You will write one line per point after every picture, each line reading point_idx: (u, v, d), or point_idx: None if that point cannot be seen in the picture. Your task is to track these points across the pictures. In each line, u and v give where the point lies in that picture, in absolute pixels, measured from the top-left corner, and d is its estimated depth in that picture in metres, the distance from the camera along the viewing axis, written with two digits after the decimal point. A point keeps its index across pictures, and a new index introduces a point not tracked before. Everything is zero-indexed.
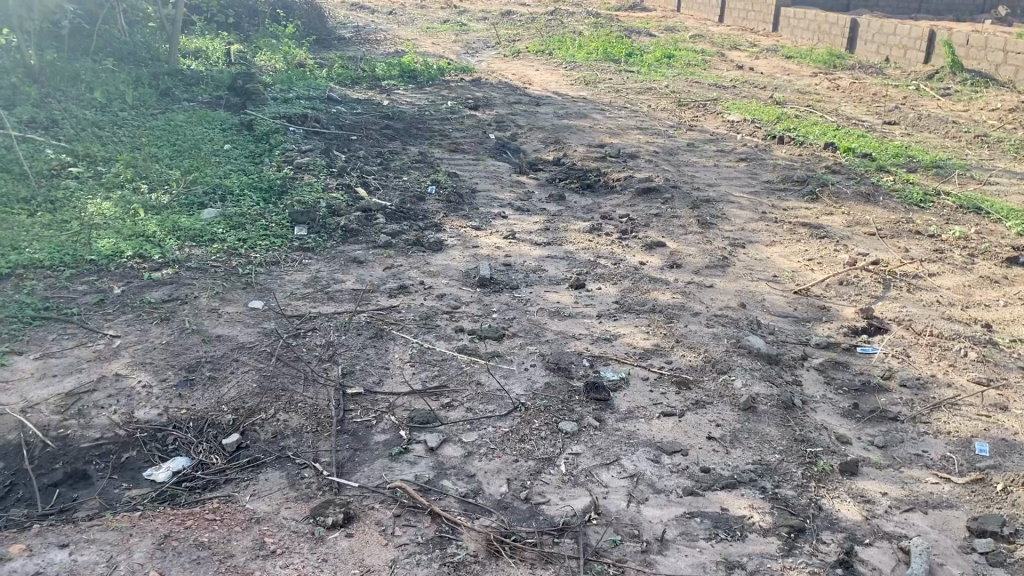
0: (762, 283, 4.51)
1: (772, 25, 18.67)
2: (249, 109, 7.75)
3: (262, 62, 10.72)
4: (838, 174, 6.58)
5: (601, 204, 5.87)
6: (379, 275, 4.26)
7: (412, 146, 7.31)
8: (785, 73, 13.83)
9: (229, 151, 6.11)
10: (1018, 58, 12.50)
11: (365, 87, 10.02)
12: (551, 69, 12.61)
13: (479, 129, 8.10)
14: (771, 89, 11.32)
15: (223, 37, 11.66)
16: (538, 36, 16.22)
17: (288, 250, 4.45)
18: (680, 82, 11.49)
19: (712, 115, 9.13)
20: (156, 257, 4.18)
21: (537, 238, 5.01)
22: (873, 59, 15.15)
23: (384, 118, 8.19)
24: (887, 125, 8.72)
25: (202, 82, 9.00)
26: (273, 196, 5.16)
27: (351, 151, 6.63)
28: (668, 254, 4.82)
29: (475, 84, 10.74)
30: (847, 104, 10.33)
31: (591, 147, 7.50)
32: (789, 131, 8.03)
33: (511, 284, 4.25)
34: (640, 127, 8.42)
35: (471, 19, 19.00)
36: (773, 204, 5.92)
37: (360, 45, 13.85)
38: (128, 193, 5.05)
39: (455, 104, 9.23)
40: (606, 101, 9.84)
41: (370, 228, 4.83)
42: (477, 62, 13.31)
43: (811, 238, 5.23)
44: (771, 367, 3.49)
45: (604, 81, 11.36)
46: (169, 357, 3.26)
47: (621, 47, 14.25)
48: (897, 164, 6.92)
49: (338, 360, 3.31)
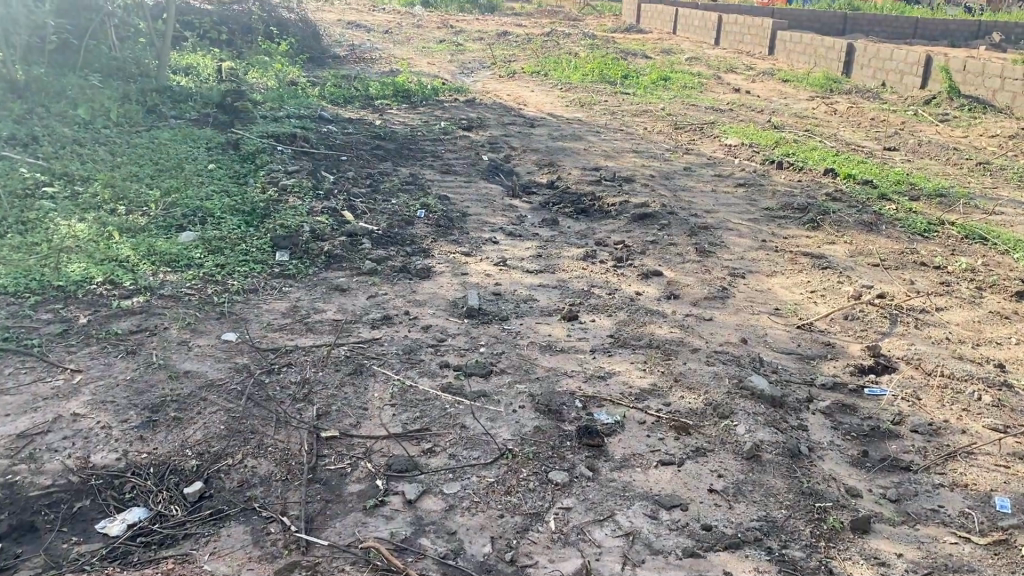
0: (764, 316, 4.32)
1: (768, 48, 18.63)
2: (236, 127, 7.56)
3: (253, 80, 10.55)
4: (839, 202, 6.41)
5: (596, 229, 5.68)
6: (362, 304, 4.05)
7: (402, 167, 7.12)
8: (781, 96, 13.74)
9: (212, 171, 5.91)
10: (1016, 84, 12.44)
11: (356, 106, 9.86)
12: (546, 90, 12.49)
13: (471, 151, 7.93)
14: (768, 112, 11.21)
15: (215, 54, 11.51)
16: (534, 57, 16.12)
17: (267, 276, 4.24)
18: (676, 104, 11.36)
19: (709, 138, 8.98)
20: (127, 284, 3.97)
21: (529, 265, 4.81)
22: (870, 84, 15.09)
23: (375, 138, 8.02)
24: (887, 151, 8.58)
25: (191, 98, 8.81)
26: (255, 219, 4.95)
27: (339, 172, 6.44)
28: (665, 284, 4.62)
29: (469, 105, 10.59)
30: (845, 128, 10.20)
31: (586, 170, 7.33)
32: (787, 157, 7.88)
33: (500, 316, 4.03)
34: (636, 151, 8.26)
35: (467, 39, 18.92)
36: (772, 232, 5.73)
37: (354, 63, 13.73)
38: (104, 215, 4.84)
39: (447, 124, 9.07)
40: (602, 123, 9.69)
41: (355, 254, 4.62)
42: (472, 82, 13.19)
43: (813, 268, 5.05)
44: (774, 411, 3.29)
45: (600, 102, 11.23)
46: (132, 396, 3.04)
47: (618, 69, 14.15)
48: (899, 192, 6.76)
49: (313, 400, 3.10)
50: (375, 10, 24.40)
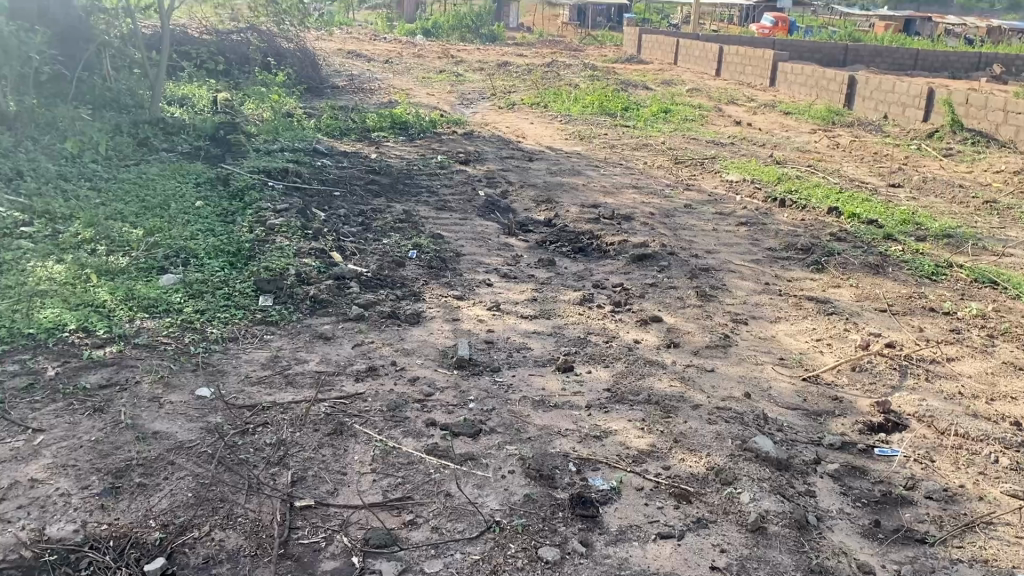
0: (768, 368, 4.14)
1: (769, 80, 18.58)
2: (228, 162, 7.42)
3: (249, 112, 10.44)
4: (843, 242, 6.24)
5: (594, 270, 5.51)
6: (347, 353, 3.87)
7: (397, 204, 6.96)
8: (783, 129, 13.65)
9: (199, 208, 5.75)
10: (1019, 118, 12.35)
11: (353, 139, 9.74)
12: (546, 122, 12.40)
13: (468, 186, 7.78)
14: (770, 146, 11.09)
15: (211, 84, 11.41)
16: (534, 89, 16.05)
17: (249, 323, 4.06)
18: (677, 138, 11.24)
19: (709, 174, 8.84)
20: (100, 332, 3.79)
21: (523, 310, 4.63)
22: (871, 117, 15.01)
23: (370, 173, 7.87)
24: (892, 188, 8.43)
25: (184, 130, 8.68)
26: (240, 261, 4.79)
27: (331, 210, 6.28)
28: (665, 331, 4.44)
29: (467, 138, 10.48)
30: (848, 164, 10.07)
31: (584, 207, 7.17)
32: (790, 194, 7.73)
33: (491, 366, 3.84)
34: (636, 186, 8.12)
35: (467, 70, 18.88)
36: (776, 275, 5.56)
37: (353, 94, 13.65)
38: (83, 256, 4.67)
39: (444, 158, 8.93)
40: (601, 158, 9.56)
41: (342, 298, 4.44)
42: (471, 114, 13.10)
43: (818, 315, 4.87)
44: (780, 475, 3.10)
45: (600, 136, 11.12)
46: (96, 459, 2.86)
47: (618, 101, 14.06)
48: (905, 232, 6.60)
49: (288, 464, 2.92)
50: (377, 40, 24.45)
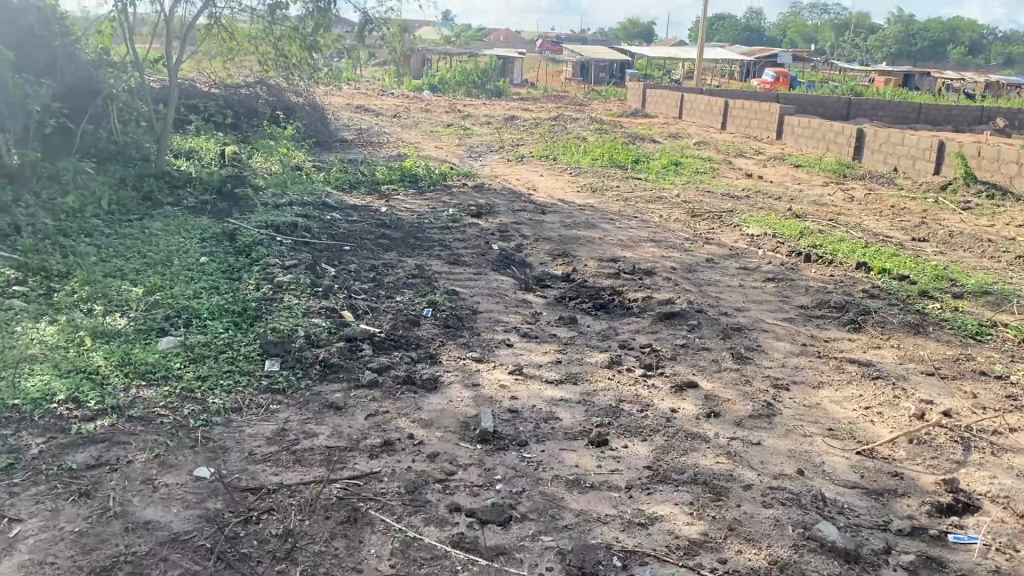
0: (818, 439, 3.80)
1: (776, 133, 18.51)
2: (234, 216, 7.16)
3: (256, 165, 10.24)
4: (878, 300, 5.95)
5: (619, 329, 5.19)
6: (360, 425, 3.53)
7: (409, 258, 6.68)
8: (796, 182, 13.46)
9: (203, 265, 5.47)
10: None
11: (362, 192, 9.52)
12: (556, 175, 12.22)
13: (482, 239, 7.51)
14: (786, 199, 10.87)
15: (217, 137, 11.27)
16: (542, 142, 15.93)
17: (253, 391, 3.74)
18: (690, 191, 11.02)
19: (729, 227, 8.59)
20: (92, 403, 3.47)
21: (549, 373, 4.28)
22: (882, 169, 14.86)
23: (380, 227, 7.62)
24: (917, 242, 8.17)
25: (189, 183, 8.46)
26: (245, 321, 4.48)
27: (341, 266, 6.00)
28: (703, 399, 4.11)
29: (478, 191, 10.25)
30: (868, 217, 9.82)
31: (603, 261, 6.89)
32: (814, 249, 7.47)
33: (518, 439, 3.50)
34: (654, 240, 7.85)
35: (474, 124, 18.83)
36: (812, 335, 5.25)
37: (361, 147, 13.51)
38: (77, 316, 4.37)
39: (456, 211, 8.69)
40: (616, 211, 9.31)
41: (354, 362, 4.09)
42: (480, 167, 12.93)
43: (863, 380, 4.55)
44: (850, 569, 2.75)
45: (612, 188, 10.90)
46: (78, 556, 2.51)
47: (628, 154, 13.89)
48: (940, 288, 6.31)
49: (297, 559, 2.57)
50: (384, 95, 24.52)
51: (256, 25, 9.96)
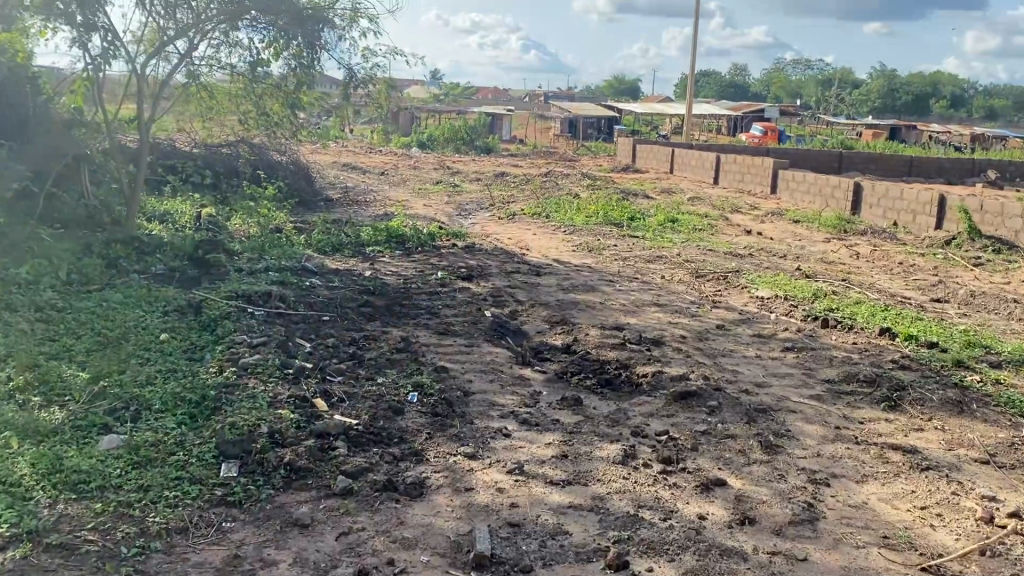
0: (873, 552, 3.22)
1: (770, 187, 18.17)
2: (204, 285, 6.61)
3: (235, 228, 9.75)
4: (910, 372, 5.42)
5: (629, 411, 4.63)
6: (331, 549, 2.95)
7: (394, 329, 6.13)
8: (796, 238, 13.04)
9: (163, 345, 4.91)
10: None
11: (346, 254, 9.00)
12: (549, 233, 11.76)
13: (473, 306, 6.98)
14: (791, 258, 10.42)
15: (195, 199, 10.82)
16: (534, 198, 15.52)
17: (204, 505, 3.15)
18: (690, 249, 10.55)
19: (736, 289, 8.09)
20: (4, 527, 2.87)
21: (553, 471, 3.71)
22: (880, 224, 14.49)
23: (364, 293, 7.08)
24: (937, 303, 7.69)
25: (160, 249, 7.95)
26: (200, 416, 3.88)
27: (318, 340, 5.45)
28: (734, 502, 3.54)
29: (469, 251, 9.76)
30: (880, 276, 9.36)
31: (606, 329, 6.35)
32: (831, 313, 6.97)
33: (520, 564, 2.92)
34: (659, 304, 7.34)
35: (463, 181, 18.47)
36: (844, 416, 4.69)
37: (348, 206, 13.06)
38: (8, 411, 3.78)
39: (445, 274, 8.17)
40: (614, 272, 8.80)
41: (326, 464, 3.51)
42: (471, 225, 12.48)
43: (912, 471, 3.98)
44: None
45: (609, 247, 10.42)
46: None
47: (623, 211, 13.47)
48: (974, 357, 5.80)
49: None
50: (372, 153, 24.22)
51: (236, 84, 9.57)
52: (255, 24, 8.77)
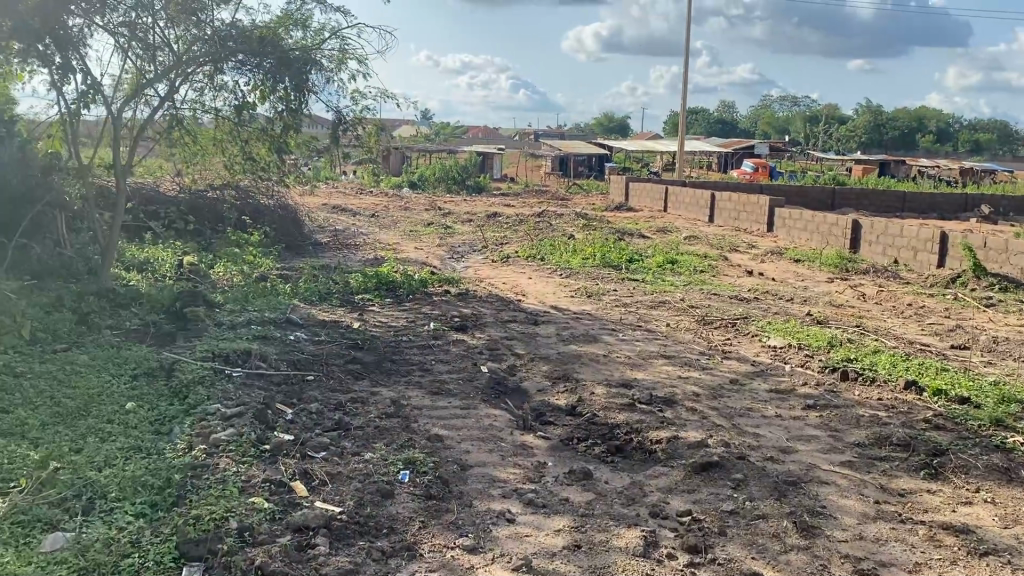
0: None
1: (767, 225, 17.86)
2: (180, 343, 6.14)
3: (218, 277, 9.31)
4: (946, 433, 4.99)
5: (645, 486, 4.17)
6: None
7: (384, 389, 5.67)
8: (798, 279, 12.70)
9: (128, 417, 4.42)
10: None
11: (334, 303, 8.56)
12: (544, 276, 11.38)
13: (469, 360, 6.54)
14: (796, 301, 10.05)
15: (177, 247, 10.38)
16: (528, 239, 15.15)
17: None
18: (692, 293, 10.14)
19: (745, 337, 7.68)
20: None
21: (566, 567, 3.24)
22: (880, 261, 14.16)
23: (352, 349, 6.63)
24: (957, 351, 7.29)
25: (137, 301, 7.49)
26: (162, 506, 3.40)
27: (301, 406, 4.98)
28: None
29: (463, 298, 9.34)
30: (891, 320, 8.98)
31: (613, 386, 5.90)
32: (850, 364, 6.56)
33: None
34: (666, 356, 6.91)
35: (455, 222, 18.11)
36: (882, 488, 4.24)
37: (337, 250, 12.66)
38: None
39: (438, 325, 7.73)
40: (615, 319, 8.37)
41: (304, 566, 3.04)
42: (463, 269, 12.08)
43: (970, 558, 3.53)
44: None
45: (607, 292, 10.00)
46: None
47: (620, 252, 13.09)
48: (1010, 414, 5.38)
49: None
50: (362, 195, 23.86)
51: (221, 127, 9.19)
52: (241, 66, 8.30)
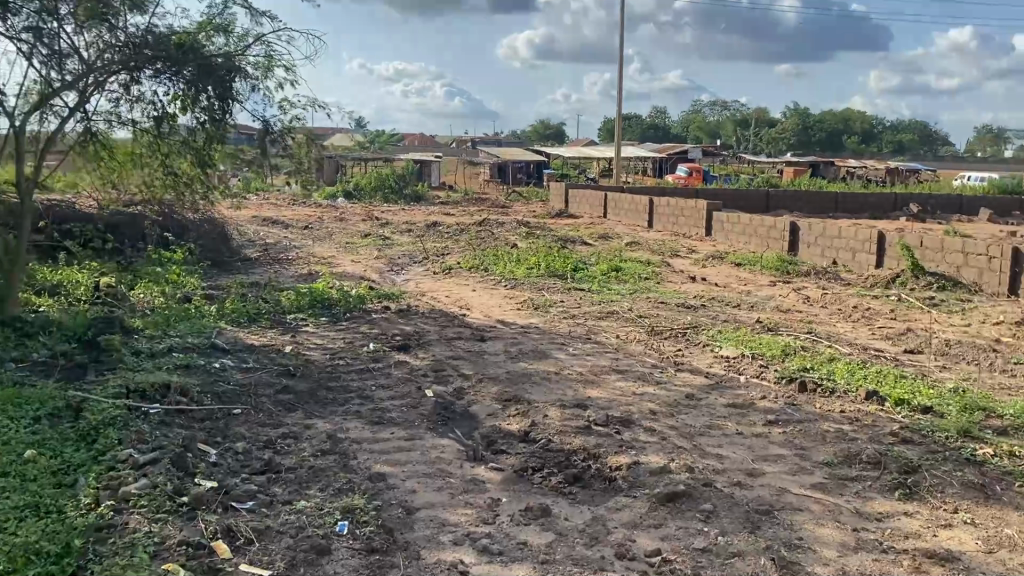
0: None
1: (705, 229, 17.82)
2: (91, 377, 5.60)
3: (138, 299, 8.72)
4: (915, 447, 4.78)
5: (609, 522, 3.83)
6: None
7: (320, 421, 5.22)
8: (742, 283, 12.59)
9: (25, 468, 3.90)
10: (980, 259, 11.48)
11: (264, 324, 8.05)
12: (488, 288, 11.01)
13: (412, 384, 6.13)
14: (745, 307, 9.88)
15: (93, 268, 9.73)
16: (469, 249, 14.78)
17: None
18: (640, 302, 9.88)
19: (698, 348, 7.43)
20: None
21: None
22: (820, 263, 14.15)
23: (285, 375, 6.16)
24: (912, 356, 7.15)
25: (45, 329, 6.88)
26: None
27: (226, 445, 4.51)
28: None
29: (404, 313, 8.92)
30: (841, 324, 8.84)
31: (566, 407, 5.57)
32: (807, 374, 6.34)
33: None
34: (619, 371, 6.60)
35: (393, 232, 17.63)
36: (858, 512, 3.99)
37: (269, 266, 12.09)
38: None
39: (378, 345, 7.29)
40: (563, 333, 8.05)
41: None
42: (403, 282, 11.65)
43: None
44: None
45: (553, 303, 9.67)
46: None
47: (564, 260, 12.80)
48: (975, 422, 5.19)
49: None
50: (296, 206, 23.18)
51: (141, 140, 8.64)
52: (159, 75, 7.78)
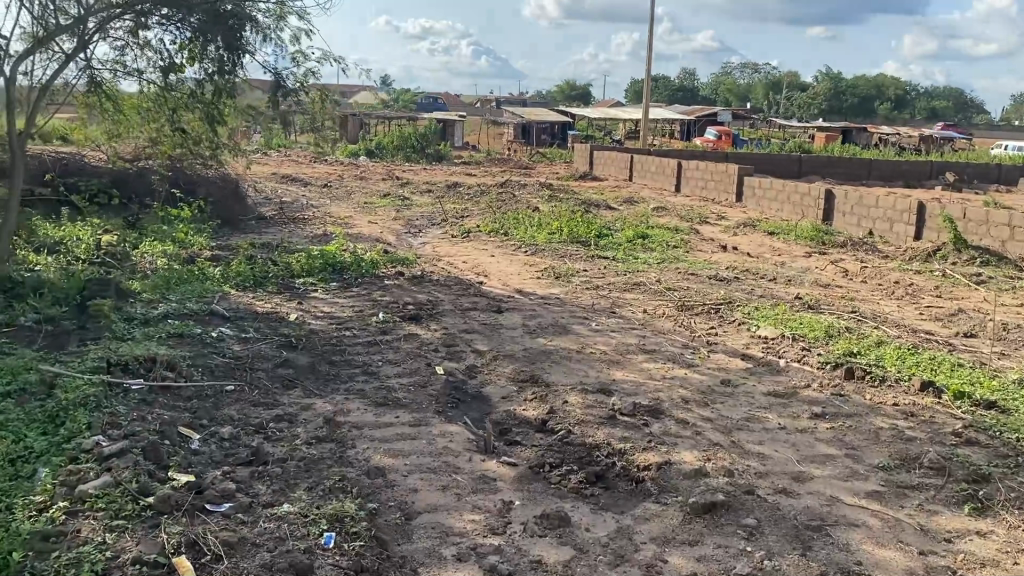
0: None
1: (736, 195, 17.08)
2: (76, 347, 5.16)
3: (141, 259, 8.27)
4: (983, 451, 4.23)
5: (637, 536, 3.33)
6: None
7: (318, 402, 4.74)
8: (776, 254, 11.96)
9: None
10: None
11: (270, 289, 7.57)
12: (507, 254, 10.47)
13: (422, 360, 5.64)
14: (781, 281, 9.27)
15: (97, 225, 9.29)
16: (489, 212, 14.22)
17: None
18: (668, 273, 9.30)
19: (732, 326, 6.87)
20: None
21: None
22: (855, 233, 13.47)
23: (285, 348, 5.69)
24: (965, 341, 6.56)
25: (35, 291, 6.45)
26: None
27: (209, 430, 4.05)
28: None
29: (419, 281, 8.42)
30: (885, 302, 8.23)
31: (589, 392, 5.06)
32: (853, 360, 5.77)
33: None
34: (647, 350, 6.07)
35: (412, 193, 17.09)
36: (923, 530, 3.47)
37: (281, 226, 11.62)
38: None
39: (388, 315, 6.80)
40: (586, 306, 7.51)
41: None
42: (420, 246, 11.13)
43: None
44: None
45: (576, 272, 9.12)
46: None
47: (588, 226, 12.21)
48: None
49: None
50: (316, 163, 22.67)
51: (147, 95, 8.13)
52: (166, 22, 7.26)
